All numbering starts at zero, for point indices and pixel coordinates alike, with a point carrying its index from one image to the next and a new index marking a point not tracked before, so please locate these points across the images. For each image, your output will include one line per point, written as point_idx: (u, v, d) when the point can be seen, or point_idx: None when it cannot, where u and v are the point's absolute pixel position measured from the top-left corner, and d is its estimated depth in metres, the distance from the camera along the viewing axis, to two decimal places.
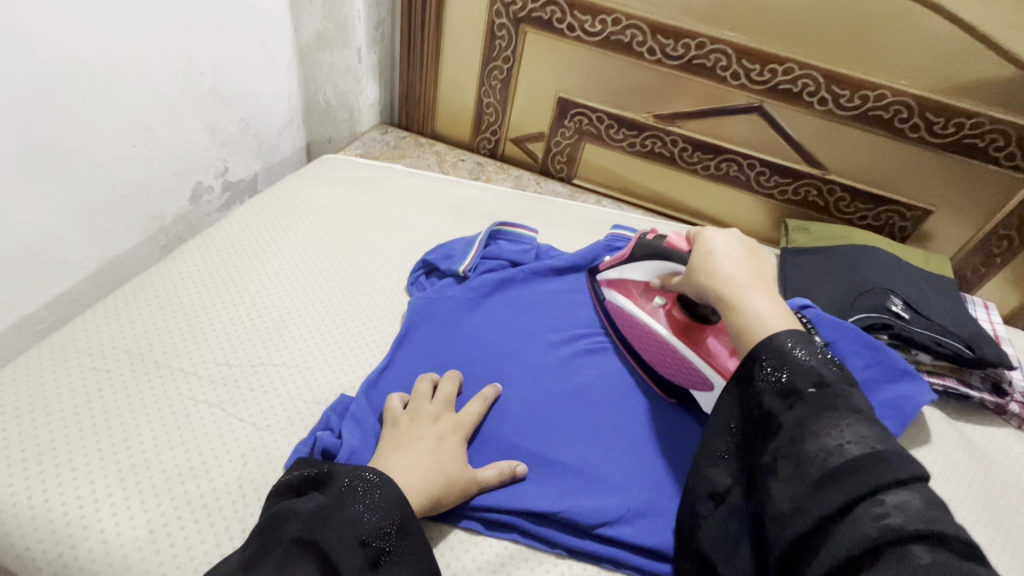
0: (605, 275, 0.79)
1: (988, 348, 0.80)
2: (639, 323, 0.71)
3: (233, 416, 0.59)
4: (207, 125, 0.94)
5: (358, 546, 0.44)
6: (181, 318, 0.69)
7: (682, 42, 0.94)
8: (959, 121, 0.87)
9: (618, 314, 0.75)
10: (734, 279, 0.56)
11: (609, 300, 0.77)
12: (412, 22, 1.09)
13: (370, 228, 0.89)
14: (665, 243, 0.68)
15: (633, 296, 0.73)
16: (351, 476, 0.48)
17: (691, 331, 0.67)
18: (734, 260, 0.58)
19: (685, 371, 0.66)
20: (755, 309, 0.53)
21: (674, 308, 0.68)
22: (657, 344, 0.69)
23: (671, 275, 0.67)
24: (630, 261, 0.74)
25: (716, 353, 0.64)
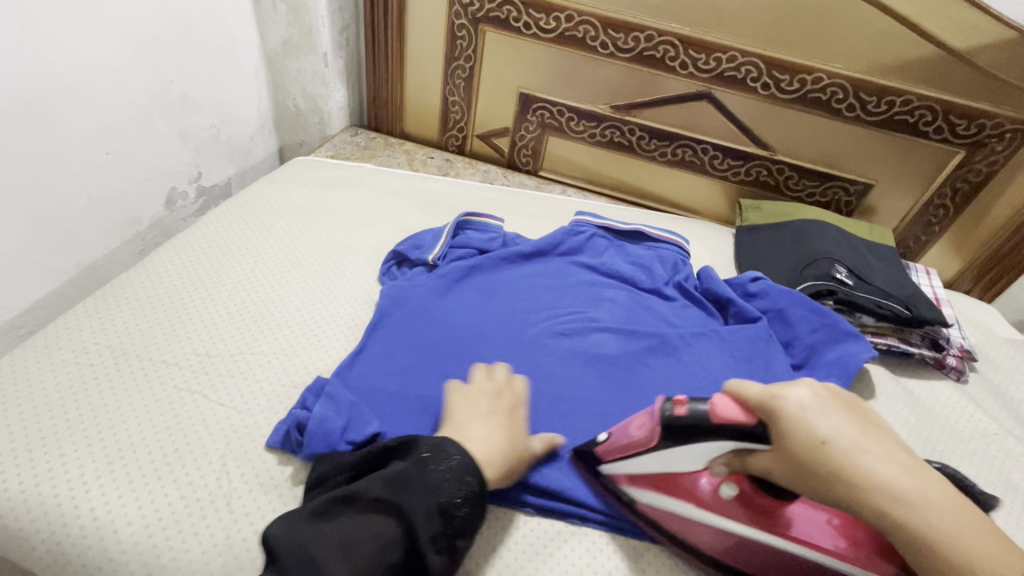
0: (616, 470, 0.60)
1: (924, 308, 0.86)
2: (711, 542, 0.56)
3: (216, 402, 0.62)
4: (178, 132, 0.97)
5: (435, 511, 0.50)
6: (162, 314, 0.71)
7: (632, 35, 0.99)
8: (890, 100, 0.94)
9: (664, 518, 0.58)
10: (893, 485, 0.43)
11: (645, 503, 0.59)
12: (376, 26, 1.13)
13: (342, 224, 0.93)
14: (710, 418, 0.50)
15: (683, 495, 0.57)
16: (436, 446, 0.53)
17: (776, 518, 0.54)
18: (870, 451, 0.44)
19: (795, 563, 0.54)
20: (942, 529, 0.41)
21: (745, 489, 0.55)
22: (751, 544, 0.55)
23: (739, 461, 0.51)
24: (662, 447, 0.55)
25: (818, 531, 0.54)
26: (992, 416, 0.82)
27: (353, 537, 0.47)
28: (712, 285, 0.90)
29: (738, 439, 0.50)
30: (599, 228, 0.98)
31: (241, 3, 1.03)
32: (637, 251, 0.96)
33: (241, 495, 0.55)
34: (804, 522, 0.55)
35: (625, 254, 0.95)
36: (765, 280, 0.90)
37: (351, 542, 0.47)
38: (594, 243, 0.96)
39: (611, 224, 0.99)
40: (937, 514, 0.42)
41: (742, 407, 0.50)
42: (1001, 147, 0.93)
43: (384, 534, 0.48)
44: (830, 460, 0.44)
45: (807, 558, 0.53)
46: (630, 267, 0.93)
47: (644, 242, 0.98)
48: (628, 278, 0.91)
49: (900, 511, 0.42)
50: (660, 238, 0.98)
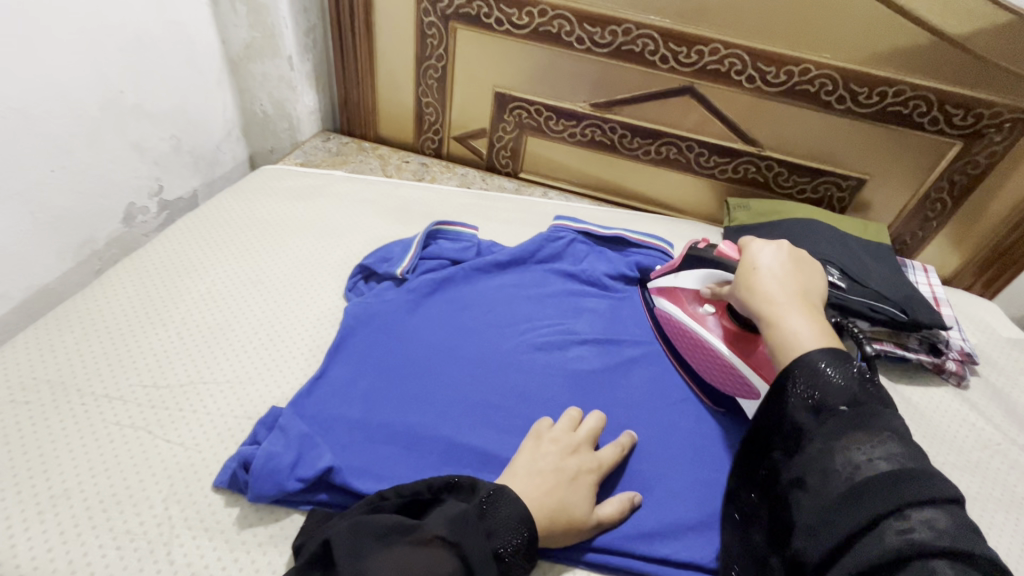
0: (655, 282, 0.81)
1: (921, 310, 0.81)
2: (688, 347, 0.72)
3: (161, 439, 0.58)
4: (134, 145, 0.92)
5: (492, 556, 0.48)
6: (108, 343, 0.67)
7: (609, 29, 0.94)
8: (882, 90, 0.89)
9: (668, 324, 0.76)
10: (777, 296, 0.58)
11: (658, 308, 0.79)
12: (342, 26, 1.08)
13: (308, 236, 0.89)
14: (716, 253, 0.71)
15: (683, 306, 0.74)
16: (495, 493, 0.52)
17: (741, 341, 0.67)
18: (780, 279, 0.60)
19: (737, 379, 0.66)
20: (792, 329, 0.55)
21: (725, 318, 0.69)
22: (707, 353, 0.69)
23: (720, 286, 0.68)
24: (679, 270, 0.76)
25: (767, 366, 0.64)
26: (994, 424, 0.78)
27: (412, 573, 0.45)
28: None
29: (726, 268, 0.69)
30: (579, 233, 0.93)
31: (198, 5, 0.98)
32: (620, 257, 0.91)
33: (184, 542, 0.51)
34: (764, 358, 0.65)
35: (607, 260, 0.90)
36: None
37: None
38: (574, 249, 0.91)
39: (592, 229, 0.94)
40: (796, 315, 0.56)
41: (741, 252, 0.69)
42: (1000, 137, 0.89)
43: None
44: (747, 276, 0.62)
45: (744, 374, 0.65)
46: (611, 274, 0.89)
47: (628, 247, 0.93)
48: (609, 286, 0.87)
49: (774, 311, 0.57)
50: (644, 242, 0.93)
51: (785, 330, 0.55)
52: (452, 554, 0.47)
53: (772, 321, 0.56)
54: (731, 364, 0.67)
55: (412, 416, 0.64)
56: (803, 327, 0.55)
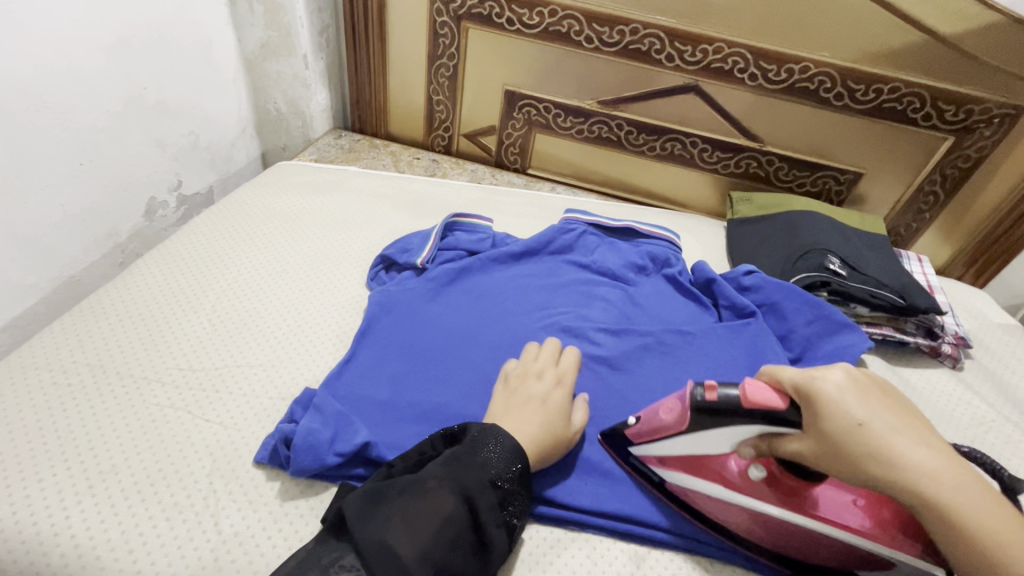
0: (646, 452, 0.60)
1: (917, 295, 0.86)
2: (734, 517, 0.57)
3: (201, 418, 0.60)
4: (155, 140, 0.94)
5: (488, 483, 0.52)
6: (142, 329, 0.69)
7: (617, 28, 0.97)
8: (878, 87, 0.93)
9: (696, 498, 0.58)
10: (929, 476, 0.43)
11: (676, 485, 0.59)
12: (356, 26, 1.10)
13: (327, 229, 0.91)
14: (743, 402, 0.50)
15: (708, 476, 0.57)
16: (478, 431, 0.55)
17: (803, 497, 0.54)
18: (907, 435, 0.45)
19: (816, 542, 0.54)
20: (978, 520, 0.42)
21: (773, 470, 0.55)
22: (785, 524, 0.54)
23: (768, 443, 0.51)
24: (692, 431, 0.54)
25: (840, 509, 0.54)
26: (988, 402, 0.82)
27: (418, 519, 0.48)
28: (706, 278, 0.89)
29: (777, 422, 0.50)
30: (589, 225, 0.96)
31: (216, 5, 1.00)
32: (629, 248, 0.95)
33: (229, 513, 0.53)
34: (830, 503, 0.54)
35: (617, 251, 0.94)
36: (759, 273, 0.89)
37: (418, 523, 0.48)
38: (585, 241, 0.94)
39: (601, 221, 0.97)
40: (963, 492, 0.43)
41: (777, 393, 0.50)
42: (989, 132, 0.93)
43: (449, 512, 0.49)
44: (865, 442, 0.45)
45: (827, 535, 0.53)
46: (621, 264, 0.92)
47: (636, 239, 0.96)
48: (620, 275, 0.90)
49: (934, 493, 0.43)
50: (651, 234, 0.97)
51: (967, 523, 0.42)
52: (451, 494, 0.50)
53: (948, 515, 0.43)
54: (801, 528, 0.54)
55: (439, 396, 0.67)
56: (974, 505, 0.42)
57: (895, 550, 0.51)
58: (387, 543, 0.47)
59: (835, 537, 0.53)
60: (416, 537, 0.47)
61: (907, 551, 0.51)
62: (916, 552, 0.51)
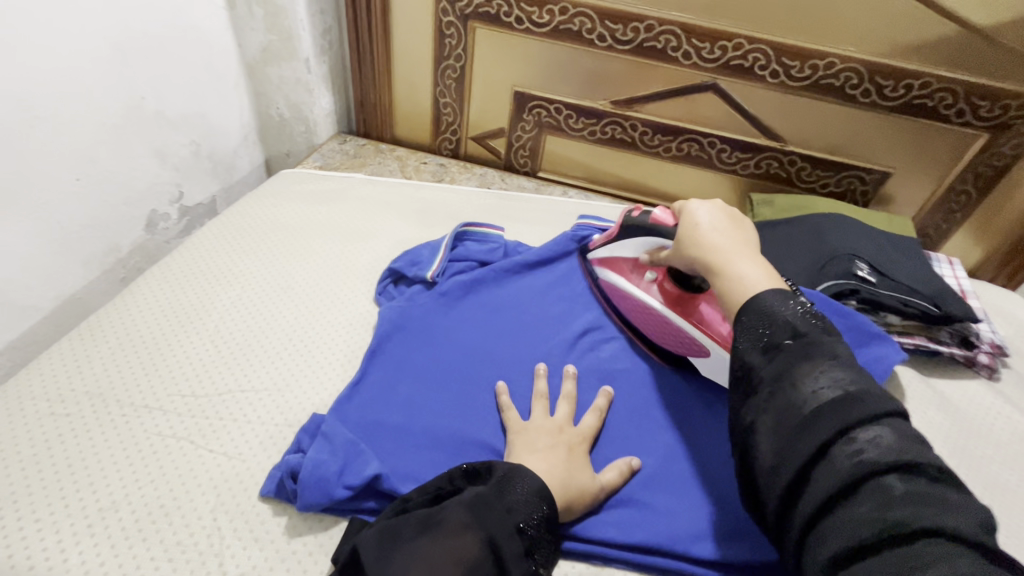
0: (597, 254, 0.82)
1: (953, 302, 0.81)
2: (629, 308, 0.76)
3: (205, 449, 0.58)
4: (155, 151, 0.91)
5: (516, 529, 0.48)
6: (143, 352, 0.67)
7: (631, 25, 0.93)
8: (908, 83, 0.88)
9: (613, 291, 0.78)
10: (717, 250, 0.54)
11: (604, 281, 0.80)
12: (360, 27, 1.07)
13: (333, 241, 0.88)
14: (651, 220, 0.69)
15: (626, 274, 0.76)
16: (506, 472, 0.52)
17: (682, 302, 0.70)
18: (722, 231, 0.56)
19: (681, 339, 0.70)
20: (742, 280, 0.51)
21: (665, 281, 0.71)
22: (655, 317, 0.72)
23: (659, 251, 0.69)
24: (621, 236, 0.76)
25: (710, 321, 0.67)
26: None
27: (442, 563, 0.44)
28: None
29: (662, 236, 0.67)
30: (604, 231, 0.93)
31: (215, 8, 0.97)
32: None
33: (235, 552, 0.51)
34: (703, 314, 0.68)
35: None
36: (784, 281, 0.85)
37: (441, 569, 0.44)
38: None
39: (616, 227, 0.93)
40: (741, 262, 0.52)
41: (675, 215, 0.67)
42: None
43: (474, 558, 0.45)
44: (688, 233, 0.58)
45: (684, 331, 0.69)
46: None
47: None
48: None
49: (719, 260, 0.54)
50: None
51: (732, 278, 0.52)
52: (477, 537, 0.46)
53: (722, 276, 0.53)
54: (661, 317, 0.71)
55: (453, 420, 0.64)
56: (744, 271, 0.52)
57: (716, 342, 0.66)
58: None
59: (688, 332, 0.68)
60: None
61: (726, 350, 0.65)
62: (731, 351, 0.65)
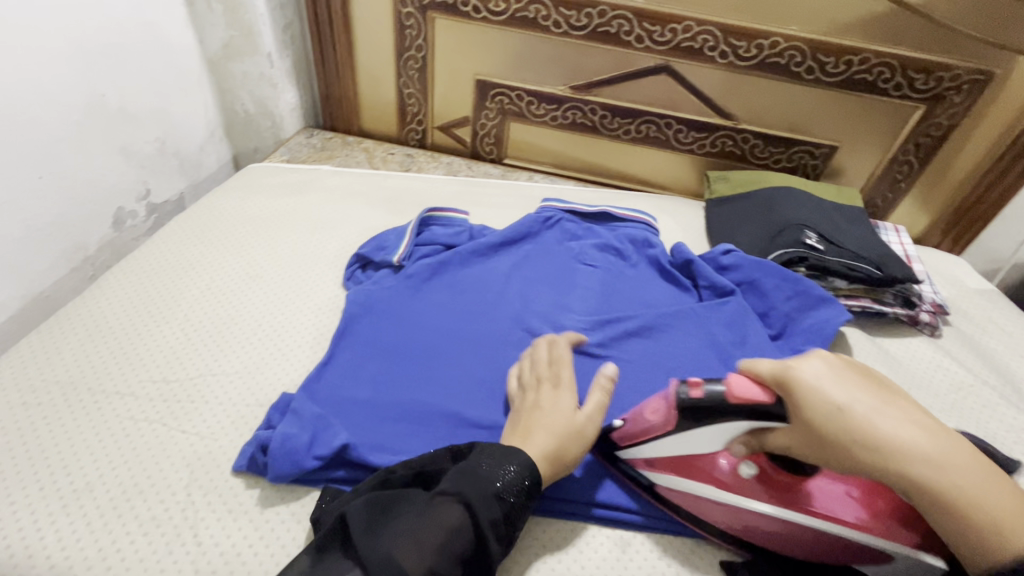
0: (634, 456, 0.61)
1: (896, 266, 0.86)
2: (731, 522, 0.56)
3: (178, 430, 0.60)
4: (119, 149, 0.92)
5: (494, 496, 0.50)
6: (113, 343, 0.68)
7: (584, 11, 0.96)
8: (848, 59, 0.93)
9: (689, 503, 0.58)
10: (914, 451, 0.45)
11: (665, 488, 0.59)
12: (321, 20, 1.08)
13: (303, 230, 0.90)
14: (728, 397, 0.51)
15: (701, 477, 0.57)
16: (484, 447, 0.54)
17: (800, 495, 0.55)
18: (889, 414, 0.46)
19: (817, 542, 0.54)
20: (973, 493, 0.44)
21: (762, 464, 0.55)
22: (776, 524, 0.54)
23: (758, 439, 0.53)
24: (679, 431, 0.56)
25: (840, 504, 0.54)
26: (968, 367, 0.83)
27: (424, 531, 0.47)
28: (684, 259, 0.90)
29: (765, 415, 0.50)
30: (566, 213, 0.96)
31: (173, 6, 0.97)
32: (607, 234, 0.95)
33: (209, 524, 0.53)
34: (826, 497, 0.55)
35: (595, 237, 0.94)
36: (737, 251, 0.89)
37: (423, 536, 0.46)
38: (563, 229, 0.94)
39: (577, 208, 0.97)
40: (959, 476, 0.44)
41: (759, 385, 0.51)
42: (960, 99, 0.93)
43: (455, 524, 0.48)
44: (849, 427, 0.46)
45: (826, 532, 0.53)
46: (600, 251, 0.92)
47: (614, 224, 0.96)
48: (598, 261, 0.90)
49: (927, 477, 0.44)
50: (629, 217, 0.97)
51: (962, 493, 0.44)
52: (456, 505, 0.48)
53: (944, 493, 0.44)
54: (793, 522, 0.54)
55: (421, 393, 0.67)
56: (962, 477, 0.44)
57: (884, 537, 0.52)
58: (393, 556, 0.45)
59: (826, 530, 0.53)
60: (417, 550, 0.46)
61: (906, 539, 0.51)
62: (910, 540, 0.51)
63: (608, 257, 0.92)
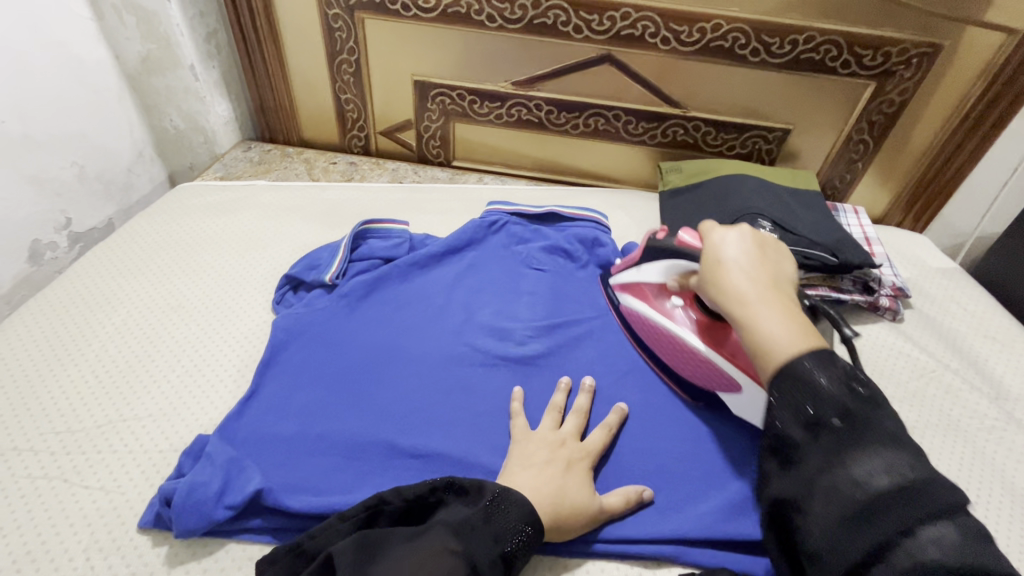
0: (615, 279, 0.77)
1: (851, 253, 0.83)
2: (656, 336, 0.70)
3: (80, 485, 0.55)
4: (29, 178, 0.87)
5: (500, 557, 0.49)
6: (15, 391, 0.63)
7: (518, 3, 0.91)
8: (793, 38, 0.89)
9: (639, 322, 0.73)
10: (747, 293, 0.54)
11: (624, 306, 0.75)
12: (246, 26, 1.02)
13: (231, 252, 0.85)
14: (677, 243, 0.65)
15: (649, 299, 0.72)
16: (501, 493, 0.53)
17: (710, 330, 0.66)
18: (748, 271, 0.56)
19: (707, 371, 0.65)
20: (772, 335, 0.51)
21: (693, 306, 0.68)
22: (681, 348, 0.67)
23: (688, 276, 0.65)
24: (642, 262, 0.72)
25: (737, 348, 0.63)
26: (929, 352, 0.80)
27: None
28: None
29: (690, 259, 0.64)
30: (512, 215, 0.92)
31: (80, 21, 0.91)
32: (556, 234, 0.90)
33: None
34: (730, 342, 0.64)
35: (543, 239, 0.89)
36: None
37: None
38: (509, 232, 0.90)
39: (524, 210, 0.93)
40: (771, 319, 0.52)
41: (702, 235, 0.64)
42: (909, 73, 0.90)
43: None
44: (714, 271, 0.57)
45: (709, 358, 0.64)
46: (548, 253, 0.88)
47: (563, 224, 0.92)
48: (546, 263, 0.86)
49: (745, 312, 0.53)
50: (578, 216, 0.93)
51: (761, 328, 0.52)
52: (458, 559, 0.47)
53: (745, 320, 0.53)
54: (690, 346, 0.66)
55: (350, 423, 0.62)
56: (774, 322, 0.52)
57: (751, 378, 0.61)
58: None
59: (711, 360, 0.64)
60: None
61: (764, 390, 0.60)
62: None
63: (557, 259, 0.88)
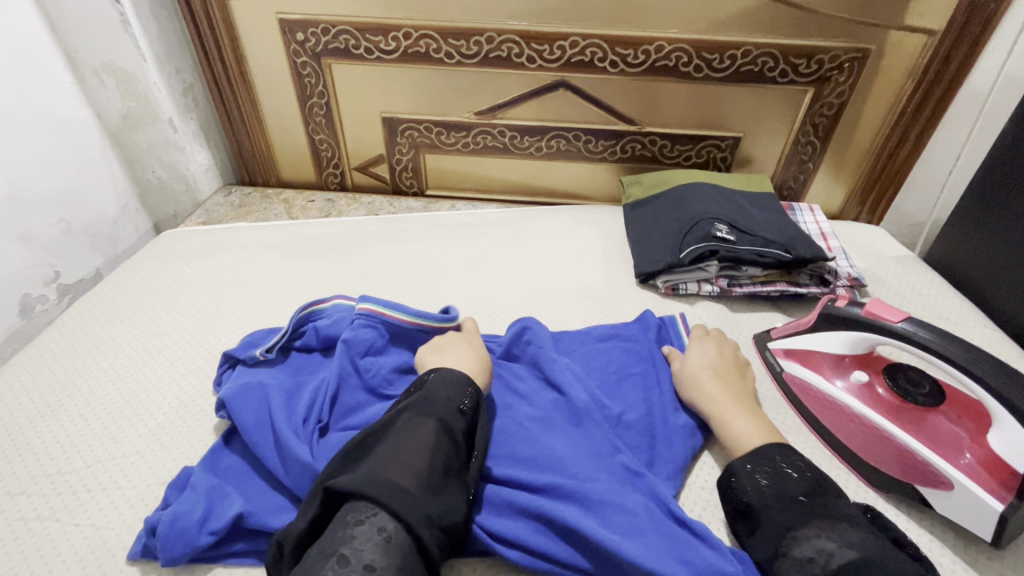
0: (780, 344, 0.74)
1: (803, 247, 0.87)
2: (833, 412, 0.66)
3: (72, 523, 0.58)
4: (19, 236, 0.90)
5: (463, 418, 0.55)
6: (8, 441, 0.66)
7: (472, 39, 0.97)
8: (731, 54, 0.95)
9: (805, 393, 0.69)
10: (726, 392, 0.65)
11: (789, 375, 0.71)
12: (220, 79, 1.08)
13: (216, 292, 0.88)
14: (863, 314, 0.64)
15: (825, 372, 0.68)
16: (430, 377, 0.58)
17: (907, 416, 0.62)
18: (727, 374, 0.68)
19: (902, 462, 0.60)
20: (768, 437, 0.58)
21: (877, 386, 0.65)
22: (872, 430, 0.62)
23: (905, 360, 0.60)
24: (819, 330, 0.69)
25: (949, 446, 0.58)
26: None
27: (411, 453, 0.48)
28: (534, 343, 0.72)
29: (879, 331, 0.62)
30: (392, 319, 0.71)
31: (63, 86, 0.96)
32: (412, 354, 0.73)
33: None
34: (938, 435, 0.59)
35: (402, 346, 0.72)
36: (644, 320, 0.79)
37: (406, 458, 0.48)
38: (349, 342, 0.68)
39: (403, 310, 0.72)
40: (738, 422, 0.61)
41: (895, 310, 0.62)
42: (843, 77, 0.97)
43: (431, 441, 0.50)
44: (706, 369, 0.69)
45: (911, 449, 0.59)
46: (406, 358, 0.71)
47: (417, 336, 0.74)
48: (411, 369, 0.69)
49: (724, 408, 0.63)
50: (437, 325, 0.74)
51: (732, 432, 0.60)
52: (429, 425, 0.51)
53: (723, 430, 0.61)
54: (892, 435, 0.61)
55: None
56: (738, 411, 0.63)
57: (975, 481, 0.54)
58: (390, 479, 0.45)
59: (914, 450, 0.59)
60: (416, 476, 0.47)
61: (981, 485, 0.54)
62: (997, 496, 0.53)
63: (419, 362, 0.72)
